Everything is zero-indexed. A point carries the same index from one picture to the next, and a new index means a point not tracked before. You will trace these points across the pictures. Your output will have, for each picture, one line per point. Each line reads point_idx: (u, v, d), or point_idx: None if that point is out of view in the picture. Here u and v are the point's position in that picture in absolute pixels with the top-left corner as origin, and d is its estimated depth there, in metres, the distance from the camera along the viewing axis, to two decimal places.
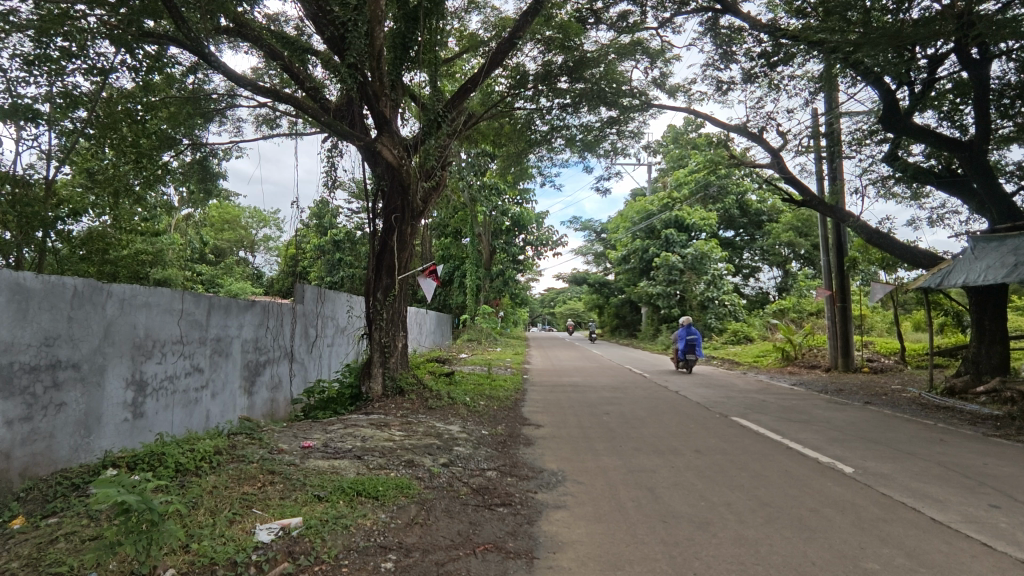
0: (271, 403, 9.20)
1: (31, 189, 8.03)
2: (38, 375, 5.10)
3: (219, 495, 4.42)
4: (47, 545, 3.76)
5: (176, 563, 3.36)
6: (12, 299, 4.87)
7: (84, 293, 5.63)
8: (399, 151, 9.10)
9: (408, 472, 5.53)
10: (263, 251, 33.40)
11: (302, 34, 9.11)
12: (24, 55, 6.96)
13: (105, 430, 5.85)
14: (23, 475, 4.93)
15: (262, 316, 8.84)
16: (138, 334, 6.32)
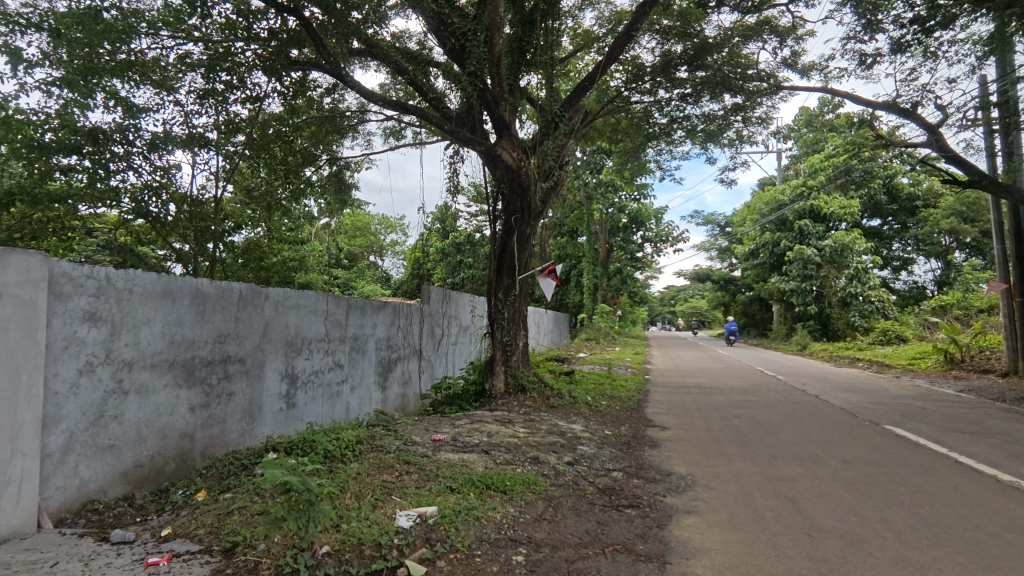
0: (403, 397, 9.82)
1: (204, 206, 9.24)
2: (213, 368, 5.86)
3: (363, 482, 4.79)
4: (225, 517, 4.30)
5: (329, 541, 3.68)
6: (193, 302, 5.63)
7: (248, 296, 6.36)
8: (518, 154, 9.29)
9: (534, 469, 5.62)
10: (391, 255, 35.69)
11: (424, 47, 9.57)
12: (197, 90, 8.04)
13: (265, 418, 6.58)
14: (203, 454, 5.70)
15: (393, 316, 9.44)
16: (290, 333, 7.04)
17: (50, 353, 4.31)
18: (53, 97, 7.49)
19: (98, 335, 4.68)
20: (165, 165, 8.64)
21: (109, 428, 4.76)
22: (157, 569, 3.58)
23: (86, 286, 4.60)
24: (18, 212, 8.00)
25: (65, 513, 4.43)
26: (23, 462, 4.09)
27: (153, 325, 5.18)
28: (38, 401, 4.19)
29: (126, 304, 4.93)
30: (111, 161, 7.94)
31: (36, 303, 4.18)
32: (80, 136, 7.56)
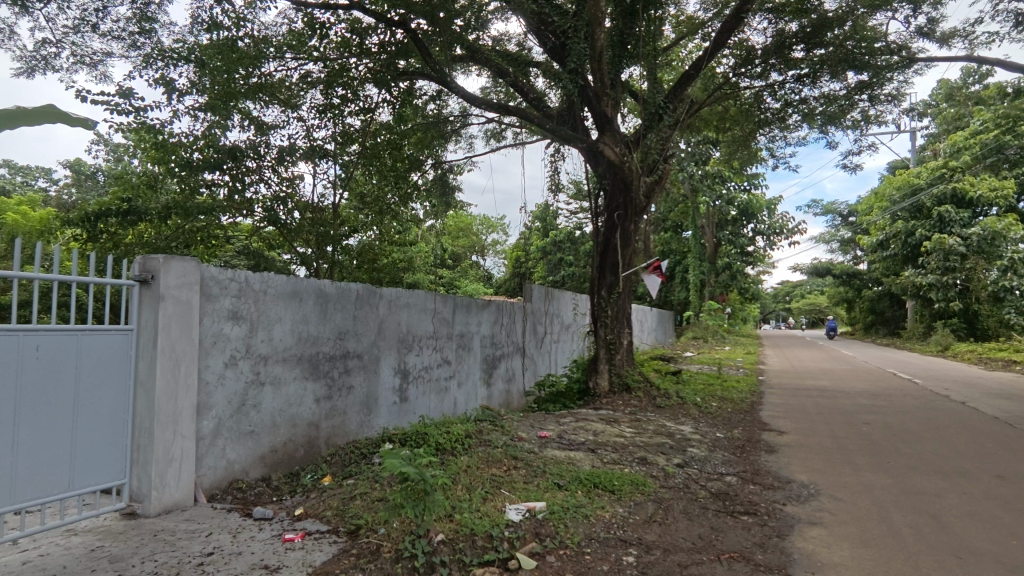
0: (507, 394, 10.01)
1: (324, 212, 10.01)
2: (335, 362, 6.32)
3: (473, 474, 4.95)
4: (349, 501, 4.63)
5: (444, 529, 3.85)
6: (317, 301, 6.10)
7: (364, 295, 6.79)
8: (620, 149, 9.15)
9: (642, 470, 5.52)
10: (492, 255, 36.46)
11: (523, 48, 9.67)
12: (317, 105, 8.69)
13: (381, 411, 6.99)
14: (327, 442, 6.17)
15: (497, 314, 9.65)
16: (402, 330, 7.42)
17: (201, 348, 4.87)
18: (199, 120, 8.42)
19: (239, 332, 5.21)
20: (291, 176, 9.45)
21: (249, 415, 5.29)
22: (292, 545, 3.93)
23: (229, 288, 5.14)
24: (173, 224, 9.08)
25: (216, 490, 4.99)
26: (181, 444, 4.64)
27: (284, 323, 5.68)
28: (193, 389, 4.75)
29: (262, 304, 5.45)
30: (246, 175, 8.85)
31: (190, 303, 4.74)
32: (221, 153, 8.47)
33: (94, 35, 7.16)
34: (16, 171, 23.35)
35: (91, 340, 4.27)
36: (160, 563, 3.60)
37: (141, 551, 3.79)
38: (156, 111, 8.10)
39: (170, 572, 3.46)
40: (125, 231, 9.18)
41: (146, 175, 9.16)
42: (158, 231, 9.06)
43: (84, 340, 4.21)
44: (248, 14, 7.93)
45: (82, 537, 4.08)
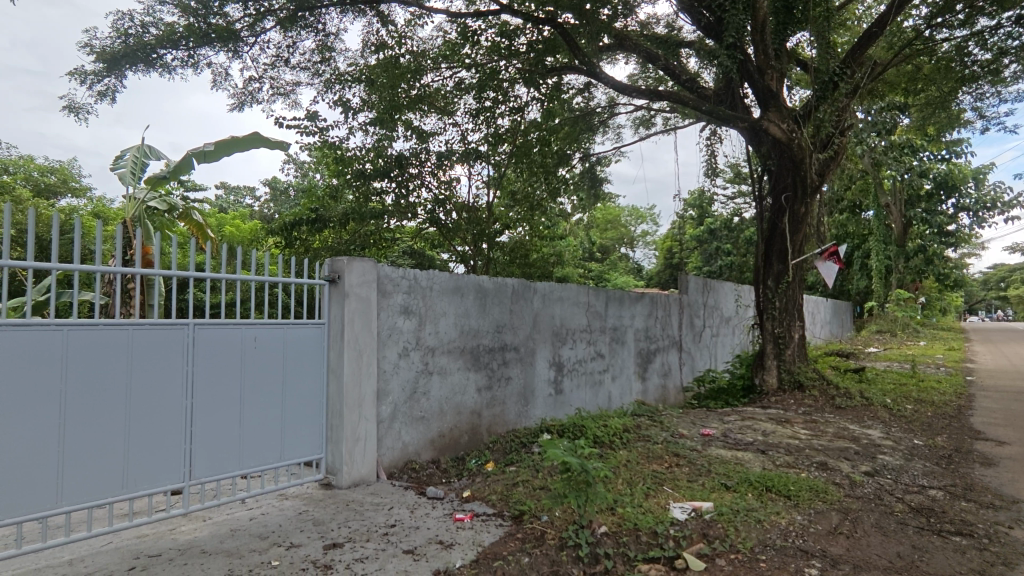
0: (664, 389, 9.71)
1: (479, 212, 10.50)
2: (494, 354, 6.62)
3: (634, 469, 4.90)
4: (513, 487, 4.85)
5: (607, 522, 3.88)
6: (477, 296, 6.42)
7: (519, 289, 7.01)
8: (788, 124, 8.39)
9: (823, 476, 5.02)
10: (642, 246, 35.53)
11: (674, 29, 9.24)
12: (470, 109, 9.13)
13: (538, 402, 7.18)
14: (489, 430, 6.48)
15: (651, 307, 9.40)
16: (556, 323, 7.54)
17: (379, 339, 5.39)
18: (370, 134, 9.32)
19: (410, 325, 5.68)
20: (450, 180, 10.09)
21: (420, 403, 5.75)
22: (462, 524, 4.20)
23: (401, 285, 5.62)
24: (351, 229, 10.15)
25: (394, 468, 5.50)
26: (366, 425, 5.20)
27: (448, 317, 6.07)
28: (373, 376, 5.28)
29: (428, 299, 5.88)
30: (409, 181, 9.67)
31: (369, 299, 5.27)
32: (389, 162, 9.31)
33: (287, 68, 8.21)
34: (230, 192, 27.65)
35: (295, 332, 4.93)
36: (354, 530, 4.07)
37: (338, 518, 4.31)
38: (336, 129, 9.11)
39: (362, 539, 3.89)
40: (313, 237, 10.45)
41: (329, 187, 10.32)
42: (339, 236, 10.18)
43: (289, 332, 4.88)
44: (408, 31, 8.55)
45: (291, 501, 4.76)
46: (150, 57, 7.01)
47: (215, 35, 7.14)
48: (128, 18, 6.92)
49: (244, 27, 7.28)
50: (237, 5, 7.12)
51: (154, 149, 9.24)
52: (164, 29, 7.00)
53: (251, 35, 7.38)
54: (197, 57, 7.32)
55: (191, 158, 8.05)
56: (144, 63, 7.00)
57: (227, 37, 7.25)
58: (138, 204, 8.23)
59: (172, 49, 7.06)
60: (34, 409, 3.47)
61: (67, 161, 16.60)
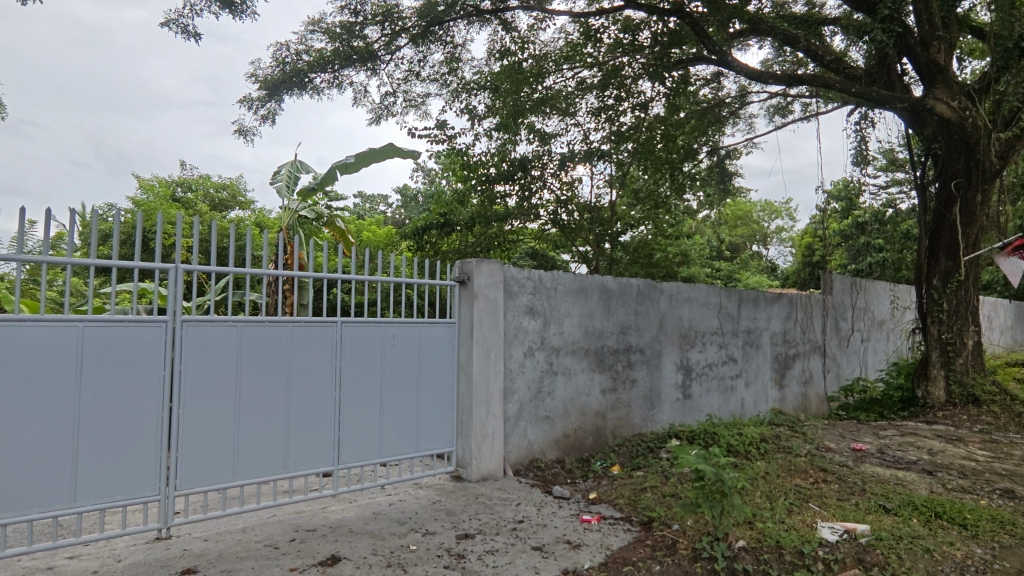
0: (805, 398, 8.95)
1: (601, 211, 10.40)
2: (619, 356, 6.51)
3: (773, 482, 4.59)
4: (641, 493, 4.76)
5: (745, 536, 3.65)
6: (602, 297, 6.36)
7: (645, 290, 6.84)
8: (959, 100, 7.33)
9: (1008, 505, 4.34)
10: (778, 244, 33.00)
11: (816, 5, 8.48)
12: (592, 107, 9.08)
13: (664, 406, 6.95)
14: (614, 433, 6.39)
15: (790, 308, 8.73)
16: (684, 325, 7.25)
17: (506, 339, 5.53)
18: (494, 139, 9.64)
19: (535, 325, 5.77)
20: (572, 180, 10.12)
21: (545, 402, 5.82)
22: (590, 526, 4.18)
23: (526, 286, 5.72)
24: (477, 232, 10.54)
25: (520, 465, 5.62)
26: (493, 422, 5.37)
27: (573, 317, 6.08)
28: (500, 374, 5.43)
29: (553, 300, 5.93)
30: (532, 183, 9.83)
31: (497, 300, 5.44)
32: (513, 165, 9.54)
33: (418, 81, 8.70)
34: (366, 200, 29.89)
35: (428, 331, 5.21)
36: (484, 523, 4.21)
37: (469, 510, 4.49)
38: (463, 136, 9.50)
39: (492, 532, 4.02)
40: (442, 241, 10.95)
41: (456, 192, 10.77)
42: (465, 239, 10.59)
43: (424, 331, 5.17)
44: (531, 36, 8.69)
45: (425, 490, 5.03)
46: (303, 81, 7.78)
47: (356, 56, 7.75)
48: (286, 48, 7.74)
49: (381, 46, 7.82)
50: (375, 26, 7.68)
51: (305, 163, 10.25)
52: (315, 55, 7.74)
53: (387, 53, 7.91)
54: (341, 78, 7.99)
55: (336, 170, 8.82)
56: (298, 87, 7.79)
57: (366, 57, 7.83)
58: (292, 214, 9.18)
59: (321, 72, 7.78)
60: (216, 394, 4.00)
61: (235, 177, 18.94)
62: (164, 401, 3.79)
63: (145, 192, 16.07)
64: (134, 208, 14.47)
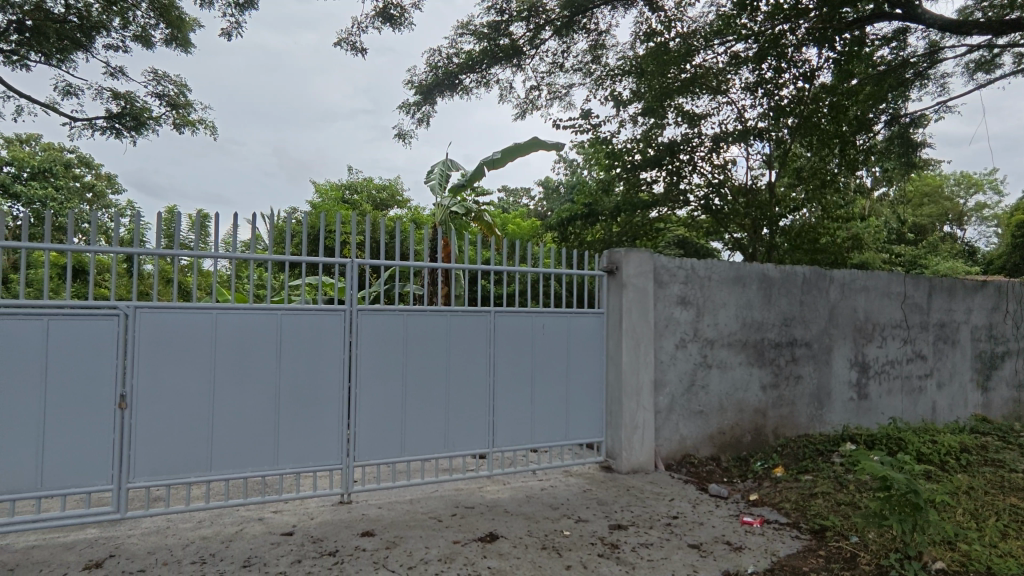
0: (1017, 404, 7.60)
1: (759, 194, 9.66)
2: (781, 350, 6.02)
3: (979, 499, 3.96)
4: (810, 498, 4.39)
5: (944, 558, 3.20)
6: (762, 286, 5.92)
7: (813, 279, 6.24)
8: None
9: None
10: (977, 223, 28.22)
11: None
12: (749, 83, 8.44)
13: (835, 406, 6.31)
14: (775, 433, 5.94)
15: (996, 299, 7.43)
16: (860, 317, 6.50)
17: (656, 330, 5.38)
18: (640, 125, 9.41)
19: (688, 315, 5.54)
20: (724, 163, 9.54)
21: (698, 396, 5.57)
22: (752, 528, 3.94)
23: (678, 275, 5.51)
24: (622, 221, 10.35)
25: (672, 460, 5.45)
26: (644, 414, 5.27)
27: (729, 308, 5.73)
28: (651, 366, 5.31)
29: (707, 289, 5.63)
30: (681, 167, 9.43)
31: (647, 290, 5.31)
32: (660, 150, 9.28)
33: (562, 73, 8.74)
34: (510, 194, 30.79)
35: (578, 321, 5.23)
36: (637, 515, 4.15)
37: (621, 501, 4.45)
38: (608, 124, 9.39)
39: (646, 525, 3.95)
40: (587, 231, 10.80)
41: (600, 181, 10.65)
42: (610, 229, 10.46)
43: (573, 321, 5.20)
44: (678, 13, 8.29)
45: (576, 478, 5.09)
46: (453, 83, 8.22)
47: (502, 53, 7.96)
48: (438, 53, 8.21)
49: (525, 41, 7.97)
50: (521, 22, 7.83)
51: (455, 162, 10.81)
52: (464, 56, 8.11)
53: (532, 47, 8.05)
54: (488, 77, 8.30)
55: (483, 166, 9.19)
56: (449, 89, 8.25)
57: (512, 53, 8.01)
58: (443, 210, 9.73)
59: (471, 73, 8.14)
60: (386, 377, 4.40)
61: (393, 178, 20.58)
62: (344, 381, 4.26)
63: (321, 196, 18.13)
64: (312, 210, 16.32)
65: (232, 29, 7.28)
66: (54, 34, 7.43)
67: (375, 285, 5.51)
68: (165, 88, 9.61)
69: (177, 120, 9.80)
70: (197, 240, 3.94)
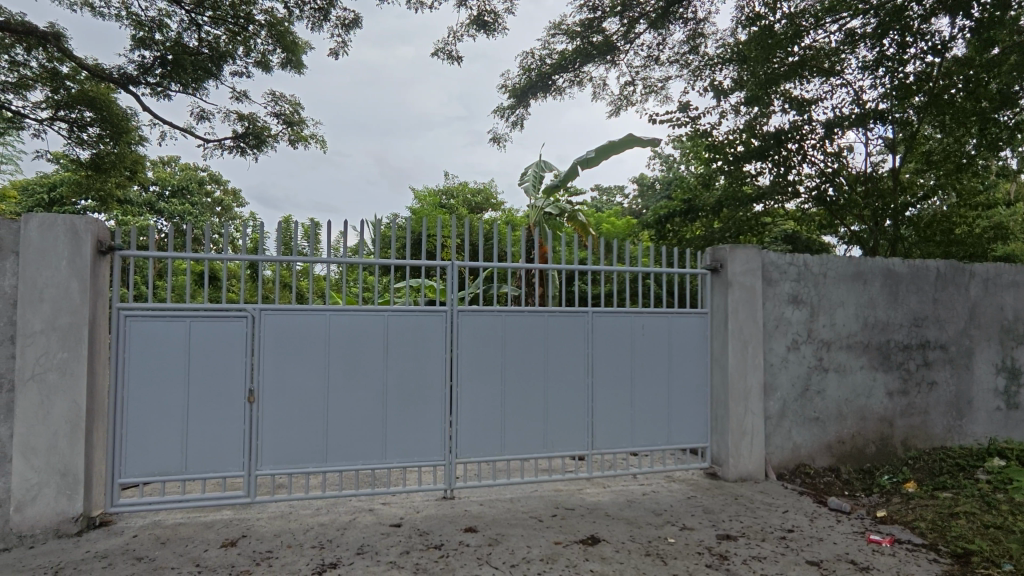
0: None
1: (880, 182, 8.85)
2: (911, 353, 5.46)
3: None
4: (950, 519, 3.95)
5: None
6: (886, 283, 5.41)
7: (948, 274, 5.61)
8: None
9: None
10: None
11: None
12: (866, 61, 7.74)
13: (978, 417, 5.64)
14: (904, 444, 5.41)
15: None
16: (1007, 317, 5.76)
17: (766, 330, 5.07)
18: (742, 114, 8.93)
19: (801, 315, 5.18)
20: (838, 149, 8.83)
21: (814, 401, 5.19)
22: (880, 548, 3.60)
23: (789, 272, 5.16)
24: (725, 216, 9.85)
25: (785, 469, 5.11)
26: (753, 420, 4.99)
27: (848, 307, 5.29)
28: (760, 369, 5.01)
29: (823, 287, 5.23)
30: (790, 157, 8.84)
31: (754, 288, 5.02)
32: (766, 140, 8.74)
33: (659, 65, 8.49)
34: (603, 194, 30.36)
35: (679, 321, 5.04)
36: (747, 526, 3.93)
37: (729, 510, 4.25)
38: (708, 116, 9.00)
39: (757, 537, 3.74)
40: (686, 228, 10.40)
41: (700, 176, 10.21)
42: (711, 225, 9.99)
43: (674, 322, 5.02)
44: None
45: (679, 484, 4.91)
46: (547, 84, 8.27)
47: (595, 51, 7.87)
48: (532, 55, 8.27)
49: (619, 36, 7.82)
50: (614, 18, 7.67)
51: (549, 162, 10.82)
52: (558, 56, 8.13)
53: (626, 42, 7.88)
54: (582, 75, 8.25)
55: (577, 166, 9.13)
56: (543, 90, 8.31)
57: (606, 50, 7.90)
58: (537, 211, 9.77)
59: (564, 72, 8.14)
60: (485, 377, 4.48)
61: (488, 182, 20.97)
62: (446, 380, 4.39)
63: (419, 202, 18.81)
64: (412, 216, 16.98)
65: (339, 48, 7.77)
66: (190, 66, 8.31)
67: (471, 285, 5.61)
68: (282, 107, 10.43)
69: (292, 136, 10.60)
70: (311, 247, 4.23)
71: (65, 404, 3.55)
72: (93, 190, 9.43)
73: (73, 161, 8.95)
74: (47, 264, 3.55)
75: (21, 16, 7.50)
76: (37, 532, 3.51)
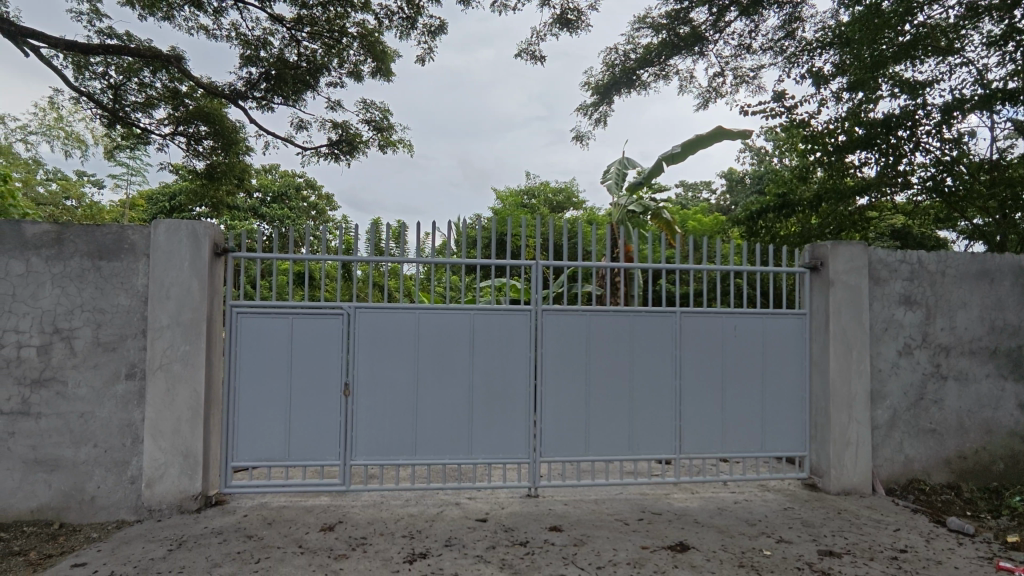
0: None
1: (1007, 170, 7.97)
2: None
3: None
4: None
5: None
6: (1017, 283, 4.85)
7: None
8: None
9: None
10: None
11: None
12: (992, 37, 6.99)
13: None
14: None
15: None
16: None
17: (873, 333, 4.70)
18: (845, 101, 8.32)
19: (915, 317, 4.75)
20: (957, 135, 8.02)
21: (930, 411, 4.75)
22: None
23: (900, 271, 4.76)
24: (824, 211, 9.23)
25: (895, 483, 4.72)
26: (858, 429, 4.64)
27: (971, 309, 4.79)
28: (866, 375, 4.66)
29: (941, 287, 4.77)
30: (900, 145, 8.12)
31: (860, 288, 4.67)
32: (872, 128, 8.09)
33: (751, 54, 8.10)
34: (688, 189, 29.48)
35: (775, 323, 4.78)
36: (853, 543, 3.66)
37: (831, 524, 3.97)
38: (806, 105, 8.46)
39: (864, 556, 3.47)
40: (780, 225, 9.85)
41: (796, 169, 9.63)
42: (808, 221, 9.40)
43: (769, 323, 4.77)
44: None
45: (775, 494, 4.65)
46: (631, 79, 8.12)
47: (683, 43, 7.62)
48: (615, 51, 8.14)
49: (708, 26, 7.53)
50: (703, 8, 7.39)
51: (632, 159, 10.62)
52: (642, 50, 7.96)
53: (715, 32, 7.57)
54: (667, 68, 8.03)
55: (662, 162, 8.89)
56: (626, 86, 8.17)
57: (693, 41, 7.63)
58: (620, 209, 9.60)
59: (649, 67, 7.96)
60: (569, 376, 4.47)
61: (569, 181, 20.90)
62: (530, 379, 4.42)
63: (501, 202, 19.04)
64: (494, 217, 17.25)
65: (426, 55, 8.03)
66: (291, 79, 8.90)
67: (554, 284, 5.59)
68: (372, 114, 10.91)
69: (381, 141, 11.07)
70: (401, 249, 4.39)
71: (187, 392, 3.91)
72: (207, 198, 10.30)
73: (190, 171, 9.81)
74: (173, 265, 3.92)
75: (149, 42, 8.32)
76: (164, 507, 3.88)
